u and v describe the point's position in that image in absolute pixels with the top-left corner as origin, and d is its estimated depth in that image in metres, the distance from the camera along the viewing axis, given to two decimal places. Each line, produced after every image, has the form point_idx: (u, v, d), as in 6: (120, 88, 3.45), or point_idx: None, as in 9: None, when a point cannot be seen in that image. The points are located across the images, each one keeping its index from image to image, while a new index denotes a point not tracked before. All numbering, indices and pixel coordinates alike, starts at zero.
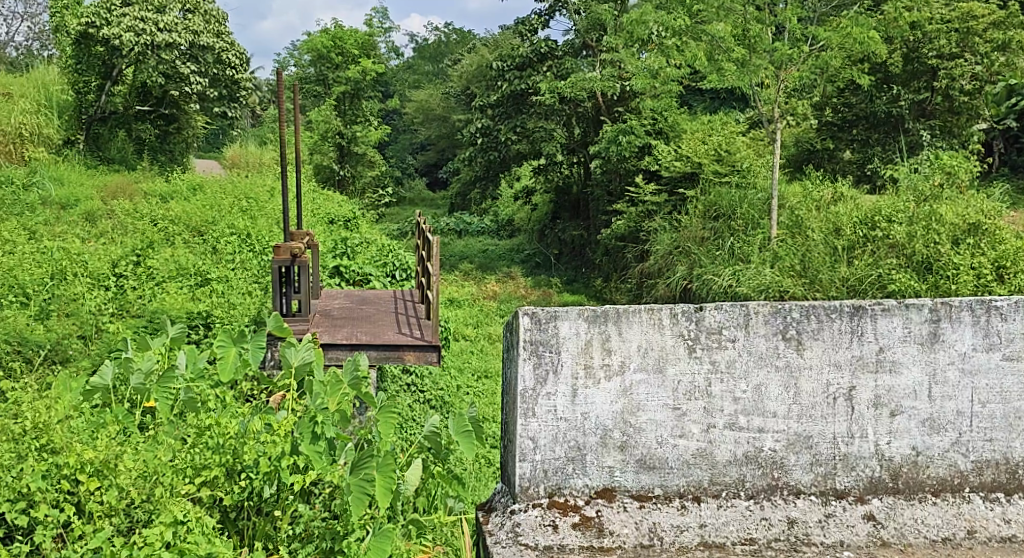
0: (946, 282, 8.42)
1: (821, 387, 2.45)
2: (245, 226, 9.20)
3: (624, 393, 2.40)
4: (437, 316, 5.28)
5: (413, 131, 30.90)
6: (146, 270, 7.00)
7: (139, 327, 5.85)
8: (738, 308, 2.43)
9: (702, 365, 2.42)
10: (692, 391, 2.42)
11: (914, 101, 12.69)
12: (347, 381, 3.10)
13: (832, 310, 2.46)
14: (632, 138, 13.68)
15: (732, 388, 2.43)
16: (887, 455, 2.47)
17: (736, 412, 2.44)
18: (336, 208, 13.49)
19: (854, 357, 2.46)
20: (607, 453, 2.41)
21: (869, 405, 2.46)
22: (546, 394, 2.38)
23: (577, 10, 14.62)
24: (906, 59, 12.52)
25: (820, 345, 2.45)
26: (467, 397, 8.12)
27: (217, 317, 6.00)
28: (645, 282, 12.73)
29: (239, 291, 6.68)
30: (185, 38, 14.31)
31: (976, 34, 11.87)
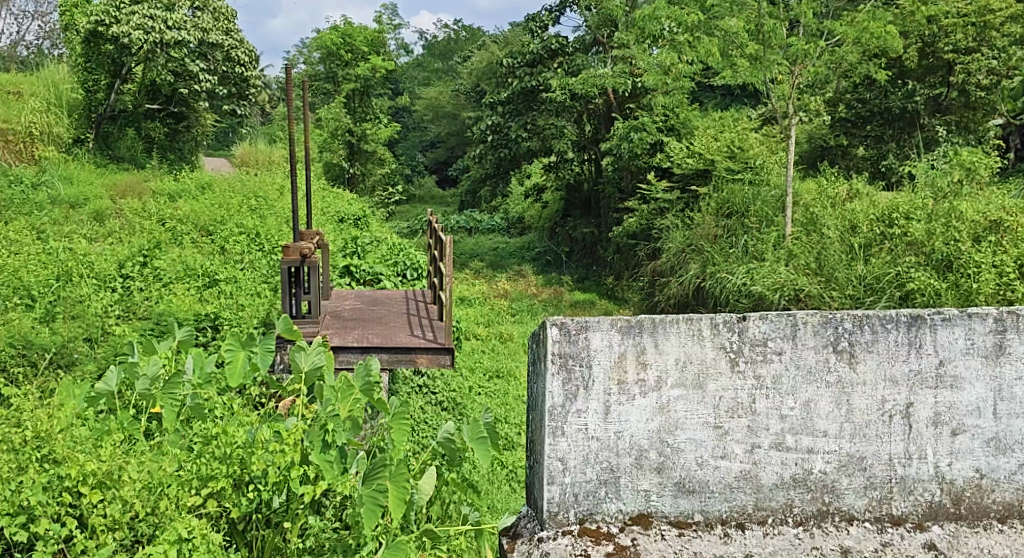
0: (966, 281, 8.24)
1: (876, 405, 2.16)
2: (254, 225, 9.12)
3: (661, 410, 2.10)
4: (451, 318, 5.16)
5: (423, 128, 30.82)
6: (153, 270, 6.91)
7: (145, 330, 5.77)
8: (786, 317, 2.12)
9: (746, 380, 2.12)
10: (735, 407, 2.12)
11: (930, 96, 12.55)
12: (358, 387, 2.99)
13: (888, 320, 2.16)
14: (644, 135, 13.47)
15: (779, 405, 2.13)
16: (949, 478, 2.19)
17: (783, 431, 2.14)
18: (346, 207, 13.39)
19: (911, 371, 2.16)
20: (643, 475, 2.11)
21: (928, 424, 2.17)
22: (575, 412, 2.08)
23: (588, 7, 14.46)
24: (922, 54, 12.37)
25: (874, 358, 2.15)
26: (479, 399, 8.04)
27: (225, 319, 5.93)
28: (657, 280, 12.62)
29: (248, 292, 6.60)
30: (194, 36, 14.21)
31: (994, 27, 11.51)
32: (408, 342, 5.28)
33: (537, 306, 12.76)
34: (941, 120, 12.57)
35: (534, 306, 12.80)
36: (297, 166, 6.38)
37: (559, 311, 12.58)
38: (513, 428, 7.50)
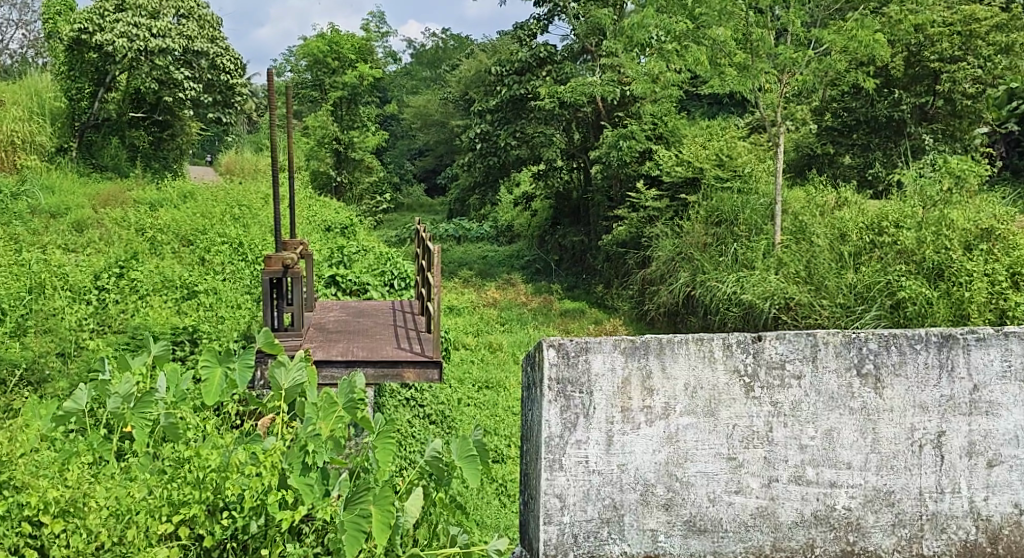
0: (959, 289, 8.15)
1: (904, 434, 2.55)
2: (237, 235, 8.97)
3: (669, 441, 2.52)
4: (439, 330, 5.01)
5: (411, 136, 30.68)
6: (130, 282, 6.72)
7: (120, 345, 5.61)
8: (803, 341, 2.53)
9: (761, 407, 2.53)
10: (750, 436, 2.53)
11: (916, 105, 12.51)
12: (342, 404, 2.87)
13: (917, 343, 2.55)
14: (633, 143, 13.36)
15: (798, 434, 2.53)
16: (983, 511, 2.59)
17: (802, 462, 2.54)
18: (332, 215, 13.27)
19: (943, 397, 2.55)
20: (650, 511, 2.52)
21: (963, 455, 2.57)
22: (574, 443, 2.49)
23: (577, 15, 14.29)
24: (908, 63, 12.44)
25: (903, 383, 2.55)
26: (468, 412, 7.94)
27: (203, 332, 5.77)
28: (647, 289, 12.54)
29: (228, 305, 6.45)
30: (179, 44, 14.04)
31: (979, 36, 11.70)
32: (394, 355, 5.15)
33: (526, 315, 12.65)
34: (927, 129, 12.54)
35: (523, 315, 12.69)
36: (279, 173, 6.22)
37: (549, 320, 12.46)
38: (501, 439, 7.40)
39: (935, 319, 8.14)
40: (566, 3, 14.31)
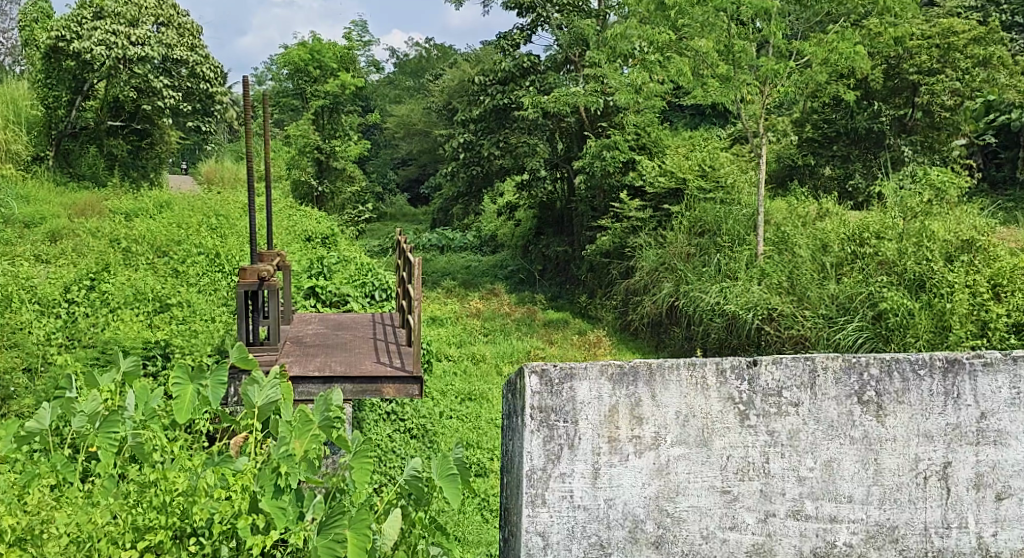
0: (941, 300, 8.12)
1: (911, 465, 2.60)
2: (214, 245, 8.86)
3: (659, 474, 2.53)
4: (419, 345, 4.93)
5: (394, 145, 30.56)
6: (100, 294, 6.62)
7: (89, 361, 5.48)
8: (802, 367, 2.57)
9: (756, 437, 2.56)
10: (746, 468, 2.56)
11: (895, 117, 12.53)
12: (317, 422, 2.81)
13: (923, 367, 2.61)
14: (616, 153, 13.33)
15: (796, 465, 2.57)
16: (991, 546, 2.65)
17: (800, 495, 2.57)
18: (313, 225, 13.16)
19: (948, 425, 2.61)
20: (639, 547, 2.53)
21: (969, 488, 2.63)
22: (557, 474, 2.50)
23: (560, 25, 14.34)
24: (887, 76, 12.54)
25: (907, 410, 2.60)
26: (450, 426, 7.85)
27: (176, 346, 5.66)
28: (631, 299, 12.50)
29: (202, 318, 6.33)
30: (159, 52, 13.92)
31: (957, 49, 11.71)
32: (373, 370, 5.07)
33: (509, 325, 12.57)
34: (906, 140, 12.60)
35: (507, 325, 12.62)
36: (254, 183, 6.11)
37: (532, 330, 12.39)
38: (484, 453, 7.34)
39: (917, 330, 8.10)
40: (549, 13, 14.31)
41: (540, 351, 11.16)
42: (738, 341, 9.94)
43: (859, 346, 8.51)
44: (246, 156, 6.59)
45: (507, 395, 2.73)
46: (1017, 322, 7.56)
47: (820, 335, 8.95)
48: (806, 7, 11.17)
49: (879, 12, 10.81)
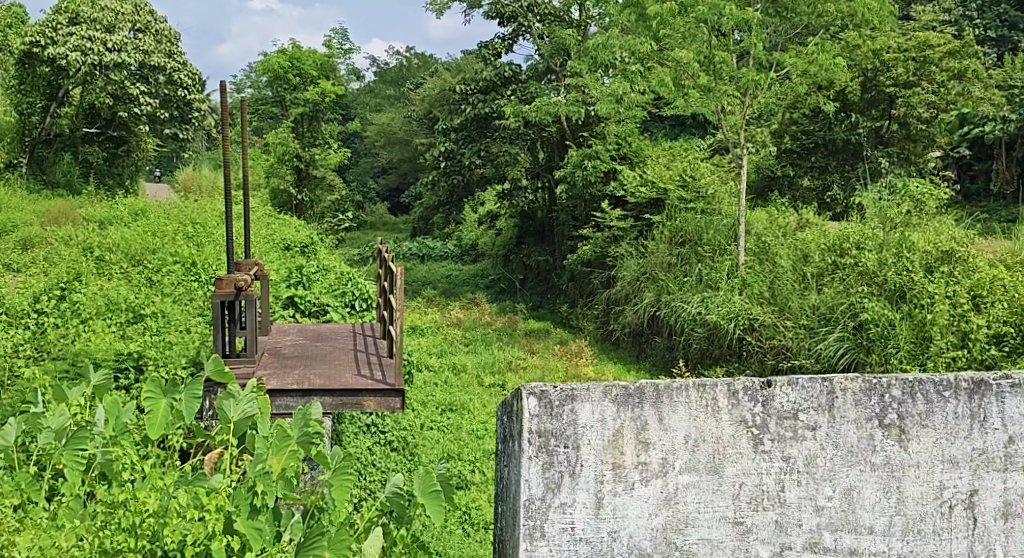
0: (922, 312, 8.08)
1: (935, 493, 2.24)
2: (190, 254, 8.72)
3: (665, 504, 2.19)
4: (401, 358, 4.83)
5: (374, 154, 30.42)
6: (72, 304, 6.55)
7: (58, 373, 5.30)
8: (819, 385, 2.23)
9: (772, 463, 2.21)
10: (760, 497, 2.20)
11: (873, 129, 12.57)
12: (297, 436, 2.74)
13: (948, 386, 2.25)
14: (598, 163, 13.30)
15: (813, 495, 2.21)
16: None
17: (817, 527, 2.21)
18: (292, 234, 13.02)
19: (976, 449, 2.25)
20: None
21: (1001, 519, 2.26)
22: (557, 507, 2.16)
23: (541, 34, 14.36)
24: (864, 87, 12.55)
25: (931, 433, 2.24)
26: (430, 438, 7.77)
27: (150, 358, 5.51)
28: (612, 309, 12.46)
29: (177, 329, 6.19)
30: (135, 58, 13.72)
31: (933, 62, 11.86)
32: (353, 383, 4.96)
33: (491, 335, 12.49)
34: (883, 152, 12.66)
35: (488, 334, 12.52)
36: (232, 190, 5.99)
37: (514, 340, 12.31)
38: (465, 465, 7.29)
39: (899, 341, 8.06)
40: (531, 23, 14.29)
41: (522, 360, 11.08)
42: (720, 351, 9.92)
43: (841, 356, 8.50)
44: (224, 163, 6.46)
45: (507, 414, 2.42)
46: (997, 332, 7.56)
47: (802, 345, 8.93)
48: (786, 19, 11.20)
49: (859, 24, 10.85)
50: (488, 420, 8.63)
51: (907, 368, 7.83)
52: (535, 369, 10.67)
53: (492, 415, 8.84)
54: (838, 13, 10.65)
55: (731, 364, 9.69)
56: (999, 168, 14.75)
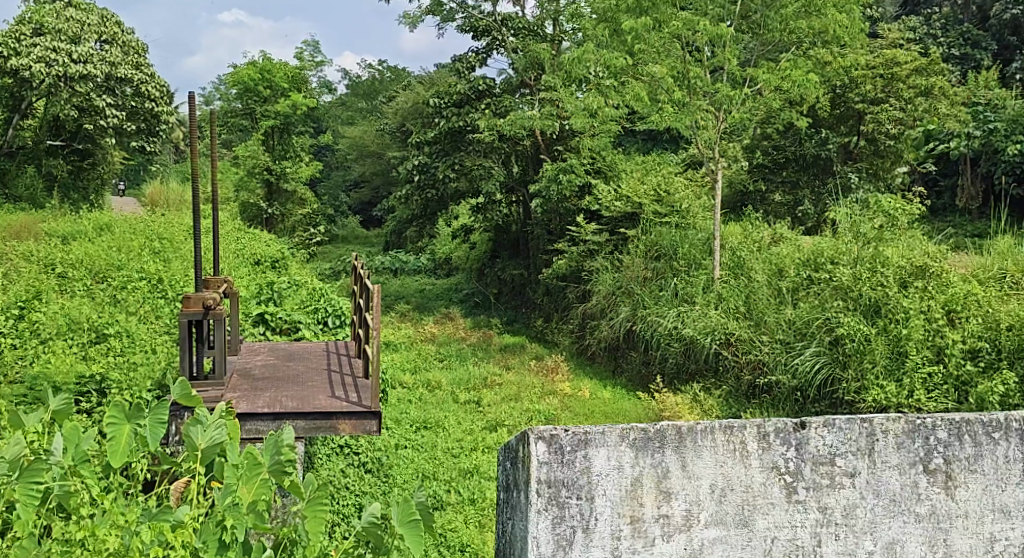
0: (896, 326, 7.97)
1: (965, 533, 2.73)
2: (156, 270, 8.53)
3: (699, 548, 2.61)
4: (377, 379, 4.71)
5: (346, 167, 30.18)
6: (31, 324, 6.31)
7: (15, 399, 5.06)
8: (853, 436, 2.70)
9: (806, 510, 2.66)
10: (792, 545, 2.65)
11: (842, 144, 12.63)
12: (268, 465, 2.69)
13: (971, 436, 2.76)
14: (573, 177, 13.22)
15: (846, 538, 2.68)
16: None
17: None
18: (262, 248, 12.83)
19: (1006, 492, 2.76)
20: None
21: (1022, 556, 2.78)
22: (579, 551, 2.56)
23: (516, 49, 14.23)
24: (832, 104, 12.62)
25: (960, 479, 2.73)
26: (404, 458, 7.65)
27: (113, 381, 5.30)
28: (587, 324, 12.39)
29: (141, 350, 5.98)
30: (101, 70, 13.43)
31: (900, 79, 11.93)
32: (328, 405, 4.82)
33: (465, 350, 12.35)
34: (852, 167, 12.74)
35: (463, 350, 12.39)
36: (199, 204, 5.81)
37: (489, 355, 12.19)
38: (440, 485, 7.20)
39: (874, 356, 7.91)
40: (504, 37, 14.25)
41: (497, 376, 10.93)
42: (696, 366, 9.88)
43: (816, 372, 8.40)
44: (192, 176, 6.27)
45: (511, 459, 2.80)
46: (972, 348, 7.52)
47: (777, 360, 8.89)
48: (759, 35, 11.23)
49: (831, 40, 10.89)
50: (463, 438, 8.51)
51: (881, 384, 7.68)
52: (510, 385, 10.54)
53: (467, 433, 8.72)
54: (811, 29, 10.67)
55: (708, 380, 9.65)
56: (964, 183, 14.97)
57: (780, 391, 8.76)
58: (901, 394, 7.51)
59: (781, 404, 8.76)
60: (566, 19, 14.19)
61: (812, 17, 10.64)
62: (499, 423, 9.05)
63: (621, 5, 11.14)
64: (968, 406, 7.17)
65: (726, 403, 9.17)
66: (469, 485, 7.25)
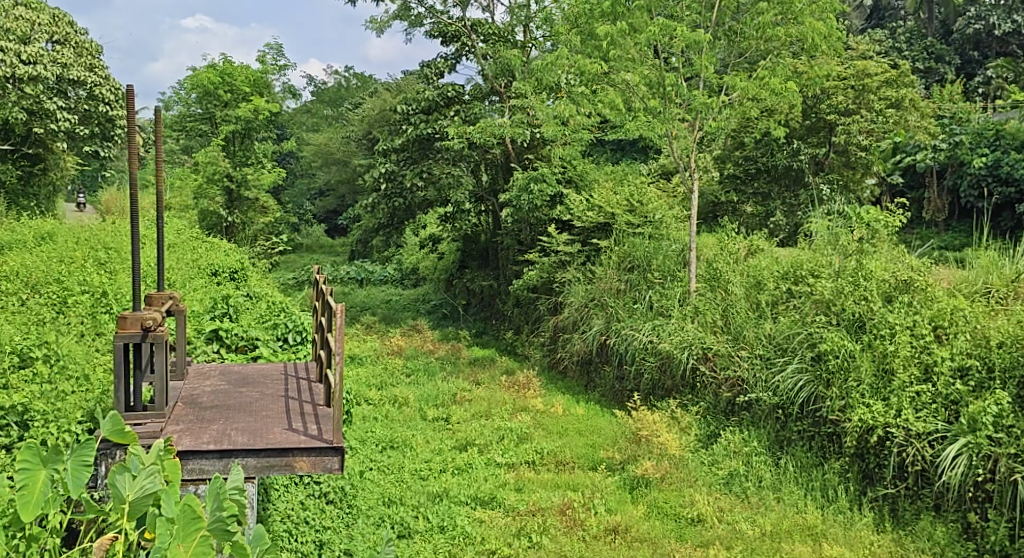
0: (881, 342, 7.68)
1: None
2: (99, 283, 8.01)
3: None
4: (338, 416, 4.38)
5: (311, 175, 29.59)
6: None
7: None
8: None
9: None
10: None
11: (813, 156, 12.41)
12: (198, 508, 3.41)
13: None
14: (544, 187, 12.86)
15: None
16: None
17: None
18: (221, 258, 12.32)
19: None
20: None
21: None
22: None
23: (485, 55, 13.87)
24: (804, 114, 12.39)
25: None
26: (368, 484, 7.24)
27: (37, 412, 4.93)
28: (559, 336, 12.02)
29: (70, 376, 5.52)
30: (52, 71, 12.86)
31: (870, 91, 11.77)
32: (283, 441, 4.49)
33: (434, 364, 11.92)
34: (824, 178, 12.51)
35: (431, 363, 11.96)
36: (138, 211, 5.30)
37: (457, 369, 11.78)
38: (407, 511, 6.83)
39: (859, 374, 7.56)
40: (474, 43, 13.86)
41: (467, 392, 10.49)
42: (673, 382, 9.53)
43: (799, 390, 8.06)
44: (130, 183, 5.79)
45: None
46: (961, 365, 7.12)
47: (757, 377, 8.56)
48: (735, 43, 10.95)
49: (808, 49, 10.65)
50: (432, 458, 8.10)
51: (868, 402, 7.30)
52: (480, 401, 10.10)
53: (436, 452, 8.31)
54: (788, 37, 10.37)
55: (684, 396, 9.29)
56: (930, 196, 14.88)
57: (760, 409, 8.38)
58: (888, 414, 7.13)
59: (762, 422, 8.36)
60: (536, 25, 13.88)
61: (789, 25, 10.35)
62: (469, 442, 8.63)
63: (595, 9, 10.82)
64: (960, 427, 6.76)
65: (703, 420, 8.81)
66: (439, 511, 6.87)
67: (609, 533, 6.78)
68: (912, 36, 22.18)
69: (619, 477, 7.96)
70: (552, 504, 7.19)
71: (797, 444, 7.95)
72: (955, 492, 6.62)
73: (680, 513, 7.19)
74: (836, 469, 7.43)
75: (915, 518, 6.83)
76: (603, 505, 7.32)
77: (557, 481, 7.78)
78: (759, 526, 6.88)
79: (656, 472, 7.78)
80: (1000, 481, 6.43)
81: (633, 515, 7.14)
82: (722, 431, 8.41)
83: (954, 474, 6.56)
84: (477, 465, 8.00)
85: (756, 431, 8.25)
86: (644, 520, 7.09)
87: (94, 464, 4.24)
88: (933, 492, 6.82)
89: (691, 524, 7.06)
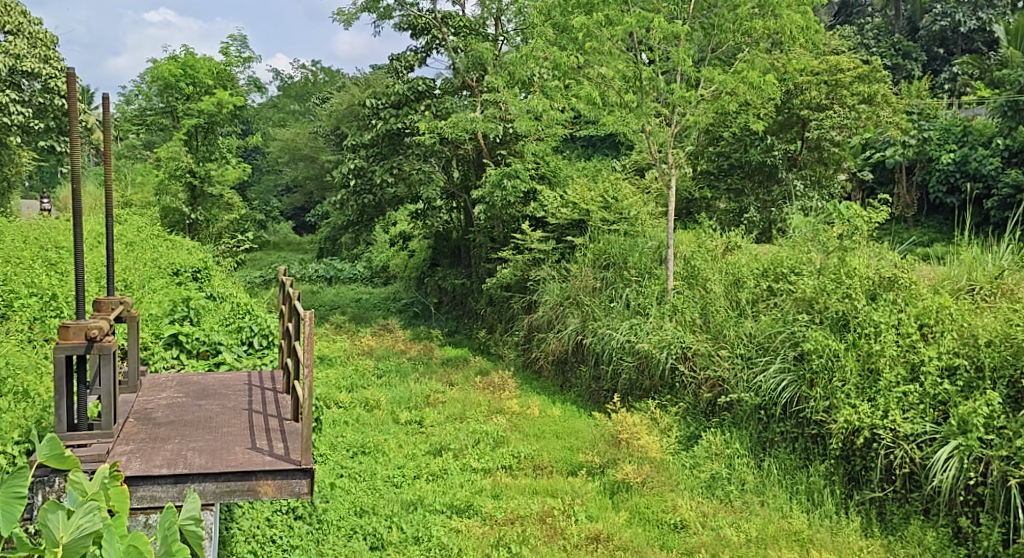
0: (866, 341, 7.43)
1: None
2: (49, 286, 7.60)
3: None
4: (304, 436, 4.07)
5: (278, 172, 29.03)
6: None
7: None
8: None
9: None
10: None
11: (787, 152, 12.23)
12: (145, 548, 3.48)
13: None
14: (518, 183, 12.47)
15: None
16: None
17: None
18: (182, 257, 11.90)
19: None
20: None
21: None
22: None
23: (456, 48, 13.43)
24: (778, 109, 12.19)
25: None
26: (338, 495, 6.94)
27: None
28: (534, 336, 11.75)
29: (10, 393, 5.15)
30: (3, 62, 12.41)
31: (843, 86, 11.61)
32: (244, 463, 4.20)
33: (405, 365, 11.58)
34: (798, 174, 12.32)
35: (403, 364, 11.62)
36: (82, 209, 4.91)
37: (429, 369, 11.46)
38: (379, 521, 6.52)
39: (844, 375, 7.31)
40: (444, 36, 13.50)
41: (440, 393, 10.16)
42: (651, 382, 9.26)
43: (781, 391, 7.80)
44: (73, 176, 5.38)
45: None
46: (948, 365, 6.90)
47: (739, 377, 8.32)
48: (712, 36, 10.62)
49: (785, 41, 10.43)
50: (404, 464, 7.78)
51: (853, 403, 7.07)
52: (454, 403, 9.79)
53: (409, 458, 8.00)
54: (766, 30, 10.13)
55: (663, 397, 9.04)
56: (900, 192, 14.80)
57: (742, 410, 8.15)
58: (875, 415, 6.90)
59: (743, 423, 8.12)
60: (508, 18, 13.57)
61: (766, 18, 10.10)
62: (443, 447, 8.30)
63: (569, 1, 10.49)
64: (950, 428, 6.55)
65: (684, 422, 8.55)
66: (413, 521, 6.57)
67: (591, 542, 6.49)
68: (880, 33, 22.29)
69: (599, 482, 7.71)
70: (531, 512, 6.87)
71: (780, 447, 7.72)
72: (947, 495, 6.41)
73: (663, 519, 6.93)
74: (821, 471, 7.21)
75: (904, 522, 6.62)
76: (584, 512, 7.05)
77: (535, 487, 7.48)
78: (744, 531, 6.65)
79: (638, 476, 7.50)
80: (992, 484, 6.23)
81: (614, 522, 6.89)
82: (703, 433, 8.19)
83: (946, 477, 6.36)
84: (452, 471, 7.70)
85: (738, 433, 7.99)
86: (626, 528, 6.83)
87: (29, 492, 4.15)
88: (922, 496, 6.62)
89: (675, 531, 6.81)
